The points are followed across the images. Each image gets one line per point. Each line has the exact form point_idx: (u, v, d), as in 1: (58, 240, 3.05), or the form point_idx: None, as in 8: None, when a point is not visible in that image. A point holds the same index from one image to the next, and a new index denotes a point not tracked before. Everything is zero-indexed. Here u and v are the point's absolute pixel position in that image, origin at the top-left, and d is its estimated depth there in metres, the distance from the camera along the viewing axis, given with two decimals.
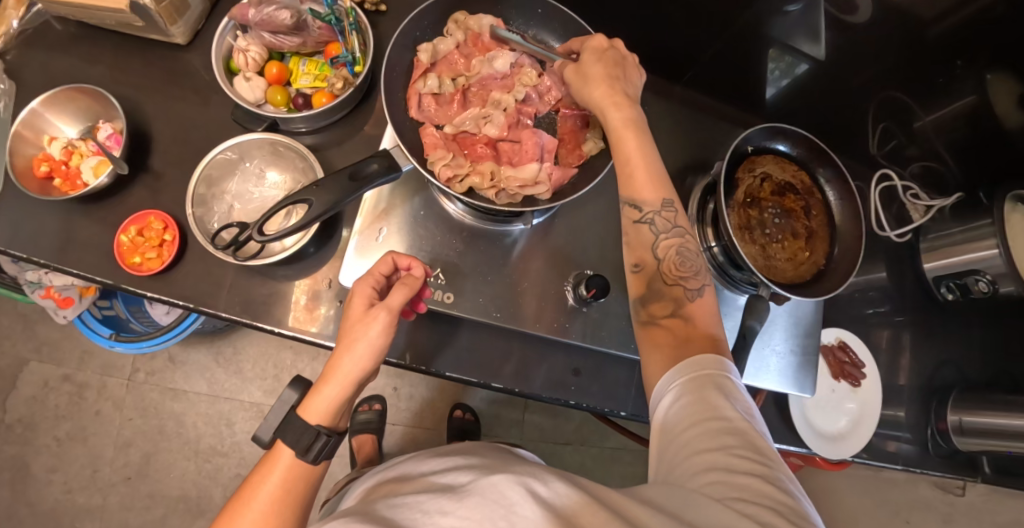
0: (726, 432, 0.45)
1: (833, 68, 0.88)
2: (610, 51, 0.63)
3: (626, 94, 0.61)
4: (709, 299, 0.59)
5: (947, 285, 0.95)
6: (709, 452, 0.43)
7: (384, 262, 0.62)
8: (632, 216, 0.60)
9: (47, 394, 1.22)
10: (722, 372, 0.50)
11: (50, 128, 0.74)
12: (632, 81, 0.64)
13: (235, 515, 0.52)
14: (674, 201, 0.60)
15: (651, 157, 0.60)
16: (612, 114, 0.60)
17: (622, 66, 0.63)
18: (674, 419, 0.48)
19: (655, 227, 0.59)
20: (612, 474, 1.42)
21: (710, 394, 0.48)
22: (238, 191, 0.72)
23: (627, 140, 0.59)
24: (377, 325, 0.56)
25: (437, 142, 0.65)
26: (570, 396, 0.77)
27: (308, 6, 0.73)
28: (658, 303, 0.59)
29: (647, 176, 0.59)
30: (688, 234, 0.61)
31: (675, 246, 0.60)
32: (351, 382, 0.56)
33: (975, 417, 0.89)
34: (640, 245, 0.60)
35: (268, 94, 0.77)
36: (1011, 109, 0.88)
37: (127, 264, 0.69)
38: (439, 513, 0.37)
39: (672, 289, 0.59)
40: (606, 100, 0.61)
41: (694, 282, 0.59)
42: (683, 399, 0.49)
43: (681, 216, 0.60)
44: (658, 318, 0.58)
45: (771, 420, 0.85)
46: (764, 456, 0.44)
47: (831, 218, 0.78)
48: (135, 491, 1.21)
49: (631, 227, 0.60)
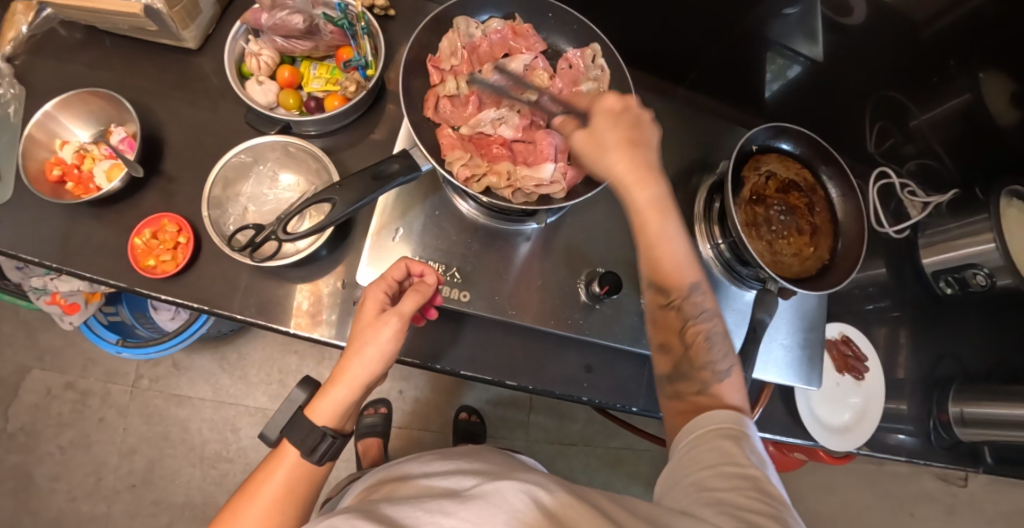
0: (737, 474, 0.46)
1: (832, 69, 0.90)
2: (624, 112, 0.60)
3: (648, 170, 0.59)
4: (736, 376, 0.59)
5: (946, 279, 0.98)
6: (719, 490, 0.45)
7: (398, 266, 0.63)
8: (659, 301, 0.60)
9: (50, 402, 1.21)
10: (740, 426, 0.52)
11: (62, 131, 0.75)
12: (649, 144, 0.60)
13: (240, 509, 0.52)
14: (700, 283, 0.60)
15: (676, 242, 0.59)
16: (638, 197, 0.58)
17: (637, 127, 0.60)
18: (688, 460, 0.50)
19: (682, 312, 0.60)
20: (617, 474, 1.43)
21: (726, 442, 0.50)
22: (253, 193, 0.73)
23: (650, 222, 0.58)
24: (389, 330, 0.58)
25: (454, 142, 0.66)
26: (582, 393, 0.78)
27: (321, 11, 0.74)
28: (685, 381, 0.58)
29: (671, 259, 0.59)
30: (715, 314, 0.61)
31: (703, 330, 0.60)
32: (360, 386, 0.57)
33: (975, 408, 0.91)
34: (667, 327, 0.60)
35: (280, 97, 0.78)
36: (1005, 107, 0.92)
37: (141, 267, 0.69)
38: (442, 514, 0.41)
39: (699, 372, 0.58)
40: (627, 177, 0.58)
41: (722, 363, 0.58)
42: (698, 445, 0.51)
43: (708, 297, 0.60)
44: (686, 395, 0.57)
45: (779, 415, 0.86)
46: (775, 503, 0.44)
47: (833, 215, 0.79)
48: (140, 499, 1.20)
49: (657, 312, 0.60)
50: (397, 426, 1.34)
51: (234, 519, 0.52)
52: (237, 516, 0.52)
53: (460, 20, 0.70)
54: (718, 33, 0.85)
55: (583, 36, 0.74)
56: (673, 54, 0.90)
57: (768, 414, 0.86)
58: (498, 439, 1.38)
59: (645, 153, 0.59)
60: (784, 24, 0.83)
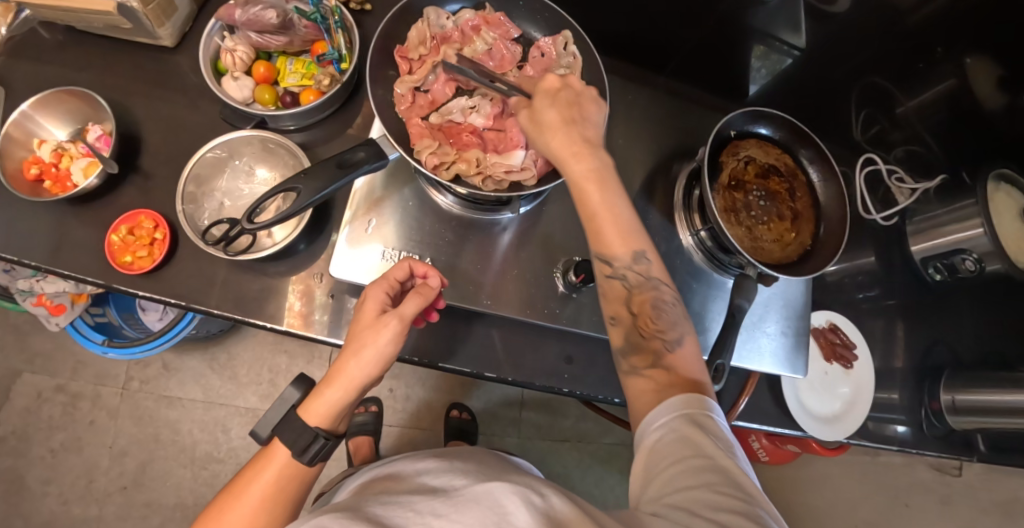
0: (710, 471, 0.45)
1: (816, 57, 0.90)
2: (564, 90, 0.61)
3: (585, 140, 0.59)
4: (691, 347, 0.57)
5: (935, 266, 0.96)
6: (686, 489, 0.44)
7: (401, 267, 0.62)
8: (604, 271, 0.59)
9: (41, 405, 1.21)
10: (704, 408, 0.50)
11: (40, 130, 0.75)
12: (592, 118, 0.61)
13: (227, 509, 0.52)
14: (645, 250, 0.59)
15: (618, 211, 0.58)
16: (573, 165, 0.58)
17: (577, 103, 0.60)
18: (655, 454, 0.48)
19: (627, 280, 0.59)
20: (610, 470, 1.42)
21: (692, 430, 0.48)
22: (228, 188, 0.73)
23: (588, 193, 0.58)
24: (388, 332, 0.56)
25: (423, 131, 0.67)
26: (563, 384, 0.77)
27: (294, 5, 0.74)
28: (637, 354, 0.57)
29: (614, 229, 0.58)
30: (664, 284, 0.60)
31: (652, 299, 0.59)
32: (355, 387, 0.56)
33: (966, 394, 0.90)
34: (616, 298, 0.59)
35: (256, 93, 0.78)
36: (992, 92, 0.91)
37: (117, 263, 0.69)
38: (432, 515, 0.42)
39: (650, 342, 0.57)
40: (566, 152, 0.58)
41: (672, 332, 0.58)
42: (665, 434, 0.49)
43: (657, 266, 0.59)
44: (641, 368, 0.56)
45: (766, 405, 0.85)
46: (744, 493, 0.44)
47: (815, 200, 0.79)
48: (131, 501, 1.20)
49: (604, 282, 0.59)
50: (388, 424, 1.33)
51: (222, 518, 0.51)
52: (225, 515, 0.51)
53: (430, 10, 0.71)
54: (695, 19, 0.85)
55: (555, 23, 0.75)
56: (652, 43, 0.89)
57: (754, 404, 0.85)
58: (490, 436, 1.37)
59: (581, 127, 0.59)
60: (766, 14, 0.82)
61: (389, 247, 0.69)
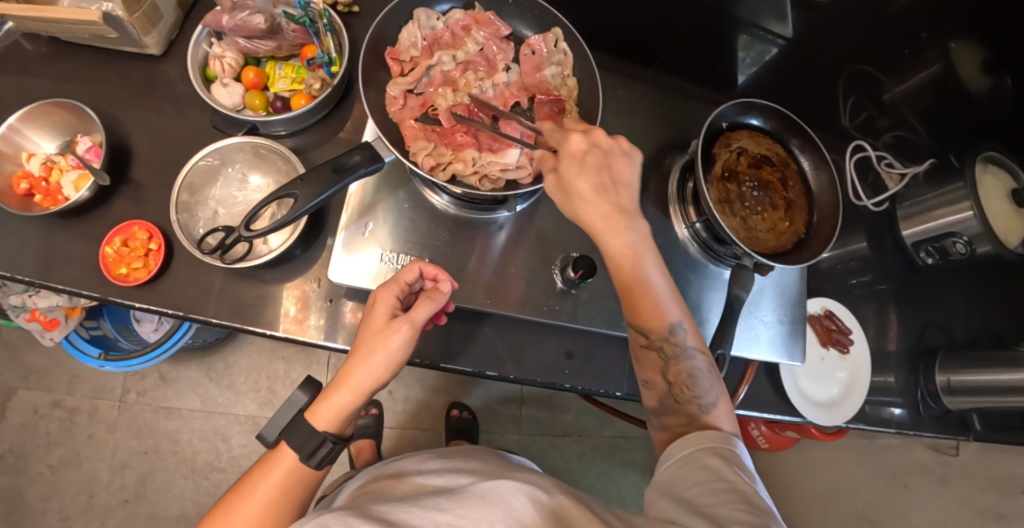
0: (727, 490, 0.45)
1: (802, 50, 0.91)
2: (591, 152, 0.58)
3: (619, 209, 0.58)
4: (725, 410, 0.57)
5: (926, 249, 0.98)
6: (707, 506, 0.45)
7: (411, 270, 0.61)
8: (641, 341, 0.60)
9: (37, 421, 1.20)
10: (728, 445, 0.52)
11: (27, 144, 0.74)
12: (624, 179, 0.59)
13: (231, 510, 0.52)
14: (681, 323, 0.59)
15: (654, 285, 0.59)
16: (609, 241, 0.57)
17: (609, 162, 0.59)
18: (677, 477, 0.50)
19: (664, 353, 0.59)
20: (611, 463, 1.43)
21: (714, 461, 0.49)
22: (221, 196, 0.73)
23: (625, 268, 0.58)
24: (398, 338, 0.56)
25: (417, 133, 0.68)
26: (564, 380, 0.78)
27: (281, 9, 0.73)
28: (671, 415, 0.58)
29: (651, 302, 0.59)
30: (699, 352, 0.60)
31: (687, 368, 0.59)
32: (363, 391, 0.55)
33: (962, 375, 0.90)
34: (649, 365, 0.60)
35: (246, 99, 0.78)
36: (977, 74, 0.91)
37: (113, 275, 0.68)
38: (437, 510, 0.42)
39: (685, 406, 0.58)
40: (599, 225, 0.57)
41: (707, 396, 0.58)
42: (686, 463, 0.51)
43: (692, 336, 0.60)
44: (672, 428, 0.57)
45: (764, 392, 0.86)
46: (762, 513, 0.44)
47: (808, 188, 0.80)
48: (133, 514, 1.19)
49: (640, 351, 0.60)
50: (389, 426, 1.33)
51: (225, 519, 0.51)
52: (228, 516, 0.51)
53: (419, 12, 0.71)
54: (680, 14, 0.86)
55: (547, 19, 0.75)
56: (641, 38, 0.90)
57: (752, 392, 0.86)
58: (490, 434, 1.38)
59: (623, 195, 0.58)
60: (752, 5, 0.83)
61: (386, 250, 0.69)
